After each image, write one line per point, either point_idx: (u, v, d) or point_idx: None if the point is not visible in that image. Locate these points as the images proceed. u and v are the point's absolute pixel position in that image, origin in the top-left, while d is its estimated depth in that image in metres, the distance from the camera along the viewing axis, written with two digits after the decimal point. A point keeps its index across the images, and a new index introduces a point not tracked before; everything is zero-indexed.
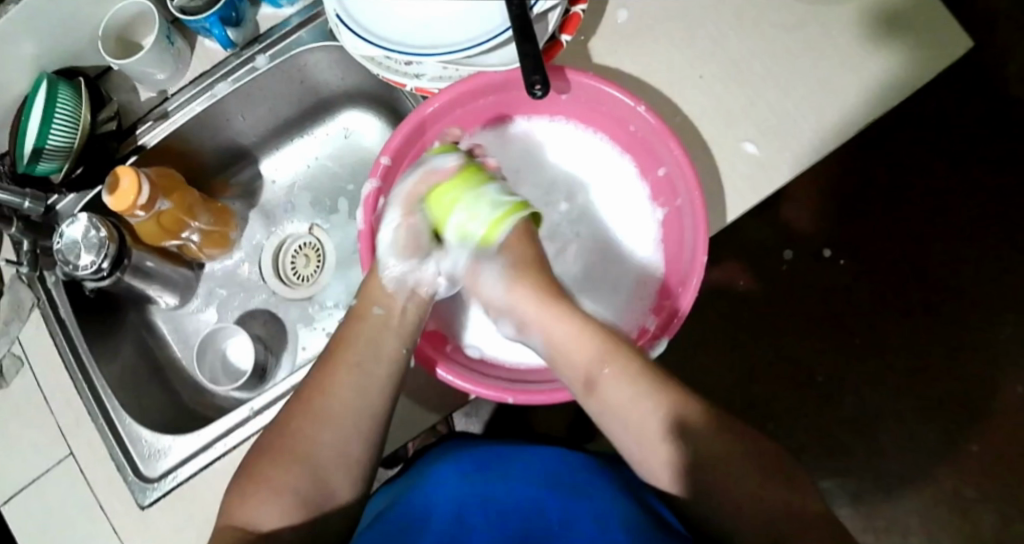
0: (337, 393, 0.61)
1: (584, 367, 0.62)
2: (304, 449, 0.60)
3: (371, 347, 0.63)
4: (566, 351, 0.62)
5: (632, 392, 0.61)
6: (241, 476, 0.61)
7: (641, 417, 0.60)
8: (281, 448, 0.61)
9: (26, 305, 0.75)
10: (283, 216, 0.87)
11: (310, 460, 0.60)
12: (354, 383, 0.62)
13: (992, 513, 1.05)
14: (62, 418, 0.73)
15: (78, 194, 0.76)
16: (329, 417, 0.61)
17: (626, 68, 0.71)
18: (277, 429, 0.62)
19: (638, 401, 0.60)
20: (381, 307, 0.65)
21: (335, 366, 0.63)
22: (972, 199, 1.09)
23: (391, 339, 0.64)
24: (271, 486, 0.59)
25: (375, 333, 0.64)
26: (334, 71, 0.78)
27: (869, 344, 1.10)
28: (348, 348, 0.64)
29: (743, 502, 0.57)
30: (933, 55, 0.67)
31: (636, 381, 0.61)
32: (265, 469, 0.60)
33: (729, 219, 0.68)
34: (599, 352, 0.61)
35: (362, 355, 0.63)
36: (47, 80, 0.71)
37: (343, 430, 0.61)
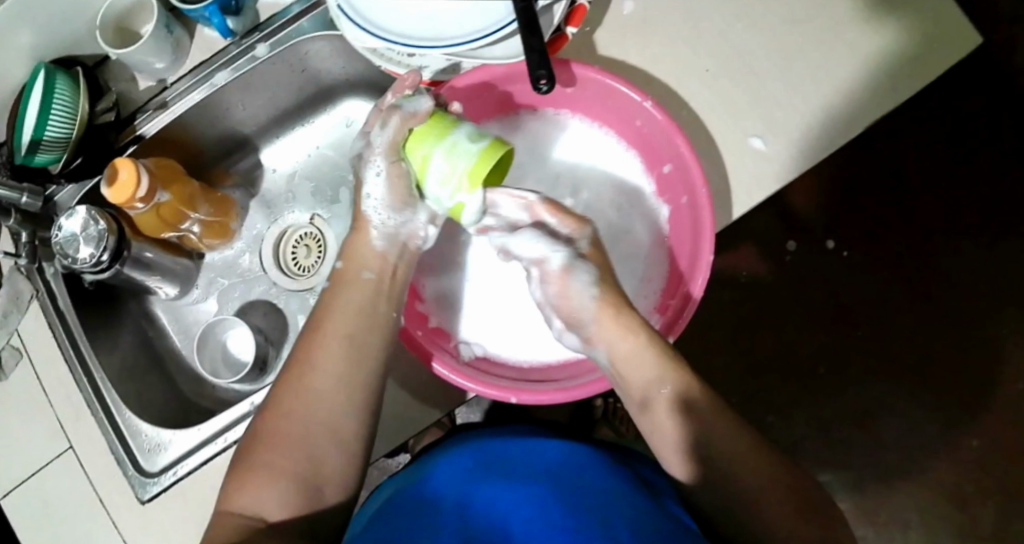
0: (329, 368, 0.60)
1: (643, 389, 0.62)
2: (306, 427, 0.59)
3: (361, 319, 0.63)
4: (630, 372, 0.62)
5: (690, 410, 0.61)
6: (237, 465, 0.59)
7: (683, 434, 0.60)
8: (274, 430, 0.59)
9: (26, 296, 0.75)
10: (283, 206, 0.86)
11: (313, 438, 0.59)
12: (343, 358, 0.61)
13: (991, 505, 1.06)
14: (62, 411, 0.73)
15: (77, 185, 0.75)
16: (326, 393, 0.60)
17: (631, 60, 0.70)
18: (270, 410, 0.60)
19: (691, 420, 0.60)
20: (372, 271, 0.65)
21: (321, 343, 0.62)
22: (979, 190, 1.09)
23: (376, 312, 0.63)
24: (275, 472, 0.57)
25: (361, 302, 0.63)
26: (336, 59, 0.77)
27: (872, 336, 1.09)
28: (334, 321, 0.63)
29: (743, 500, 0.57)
30: (944, 48, 0.65)
31: (692, 402, 0.61)
32: (263, 455, 0.58)
33: (735, 216, 0.67)
34: (671, 385, 0.61)
35: (354, 326, 0.62)
36: (45, 69, 0.70)
37: (337, 408, 0.60)
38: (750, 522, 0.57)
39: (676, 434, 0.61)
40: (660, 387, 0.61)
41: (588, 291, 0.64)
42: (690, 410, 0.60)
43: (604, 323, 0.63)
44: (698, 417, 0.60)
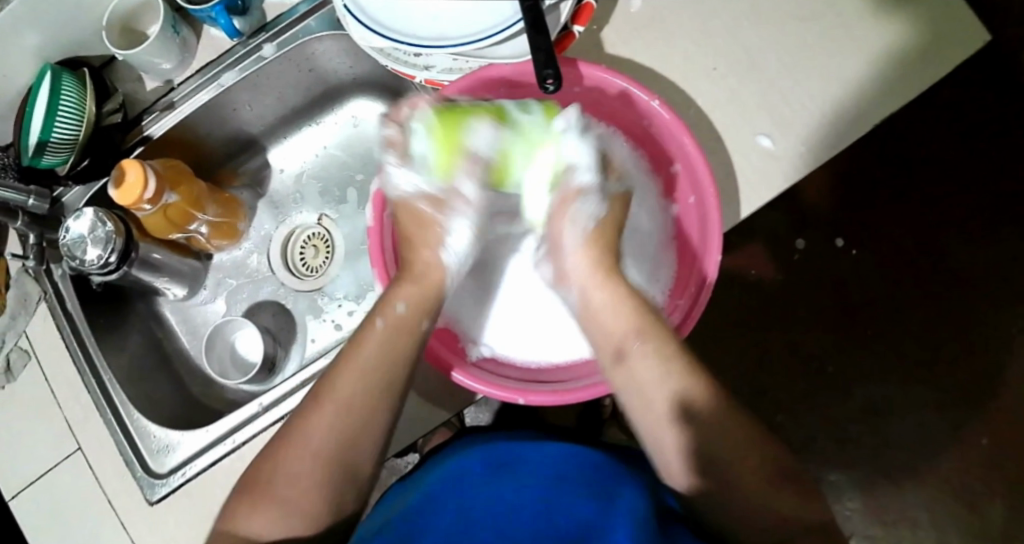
0: (349, 411, 0.59)
1: (616, 340, 0.61)
2: (321, 465, 0.58)
3: (388, 365, 0.60)
4: (607, 320, 0.62)
5: (671, 370, 0.59)
6: (245, 485, 0.59)
7: (660, 396, 0.59)
8: (284, 463, 0.59)
9: (33, 298, 0.75)
10: (291, 207, 0.86)
11: (321, 477, 0.58)
12: (362, 398, 0.59)
13: (1002, 504, 1.05)
14: (70, 412, 0.73)
15: (85, 186, 0.76)
16: (344, 436, 0.59)
17: (639, 58, 0.70)
18: (282, 437, 0.60)
19: (670, 379, 0.59)
20: (404, 305, 0.62)
21: (343, 380, 0.60)
22: (990, 187, 1.08)
23: (404, 359, 0.61)
24: (281, 499, 0.58)
25: (388, 345, 0.61)
26: (343, 59, 0.77)
27: (882, 334, 1.09)
28: (356, 356, 0.61)
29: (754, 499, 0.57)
30: (954, 44, 0.65)
31: (673, 360, 0.60)
32: (272, 484, 0.58)
33: (743, 215, 0.67)
34: (641, 339, 0.60)
35: (376, 365, 0.60)
36: (51, 71, 0.70)
37: (352, 446, 0.59)
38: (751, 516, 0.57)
39: (654, 398, 0.60)
40: (637, 340, 0.61)
41: (588, 218, 0.65)
42: (670, 372, 0.59)
43: (589, 272, 0.64)
44: (677, 380, 0.59)
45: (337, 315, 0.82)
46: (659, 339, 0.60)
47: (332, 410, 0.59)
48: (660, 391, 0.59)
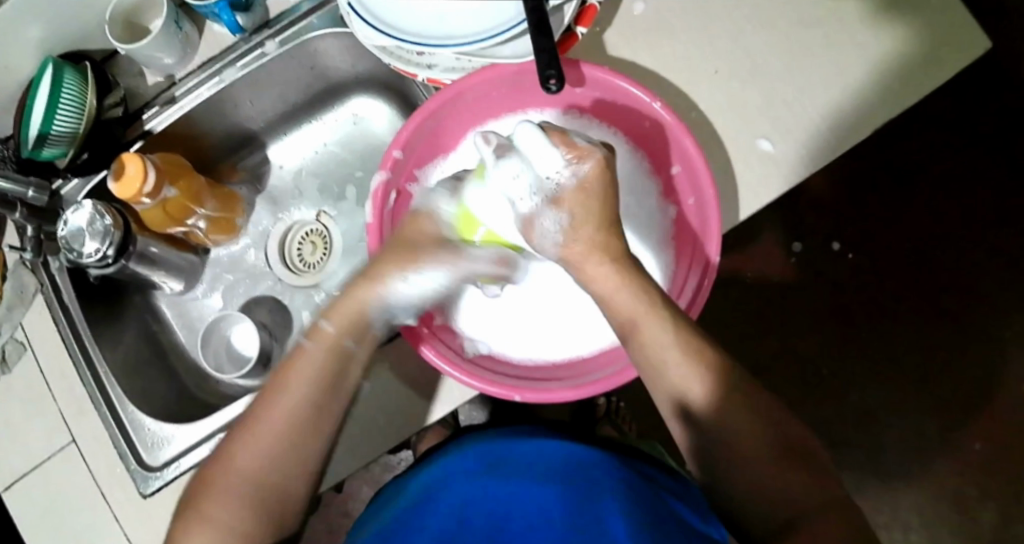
0: (279, 431, 0.58)
1: (627, 315, 0.60)
2: (249, 487, 0.58)
3: (316, 387, 0.60)
4: (609, 303, 0.61)
5: (668, 354, 0.58)
6: (186, 501, 0.58)
7: (676, 380, 0.59)
8: (223, 482, 0.58)
9: (30, 290, 0.75)
10: (289, 203, 0.86)
11: (256, 502, 0.57)
12: (303, 423, 0.59)
13: (993, 509, 1.06)
14: (65, 406, 0.73)
15: (83, 179, 0.75)
16: (274, 458, 0.58)
17: (640, 61, 0.70)
18: (222, 454, 0.59)
19: (667, 364, 0.58)
20: (353, 339, 0.61)
21: (281, 403, 0.59)
22: (986, 194, 1.08)
23: (337, 380, 0.61)
24: (213, 521, 0.57)
25: (325, 366, 0.60)
26: (345, 57, 0.77)
27: (876, 339, 1.09)
28: (296, 381, 0.60)
29: (756, 488, 0.56)
30: (954, 51, 0.65)
31: (669, 345, 0.58)
32: (208, 504, 0.57)
33: (742, 218, 0.67)
34: (654, 316, 0.59)
35: (318, 393, 0.60)
36: (53, 63, 0.69)
37: (288, 467, 0.59)
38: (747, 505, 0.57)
39: (655, 383, 0.59)
40: (635, 326, 0.59)
41: (556, 236, 0.60)
42: (667, 357, 0.58)
43: (582, 260, 0.60)
44: (673, 365, 0.58)
45: None
46: (657, 322, 0.59)
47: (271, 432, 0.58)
48: (658, 377, 0.59)
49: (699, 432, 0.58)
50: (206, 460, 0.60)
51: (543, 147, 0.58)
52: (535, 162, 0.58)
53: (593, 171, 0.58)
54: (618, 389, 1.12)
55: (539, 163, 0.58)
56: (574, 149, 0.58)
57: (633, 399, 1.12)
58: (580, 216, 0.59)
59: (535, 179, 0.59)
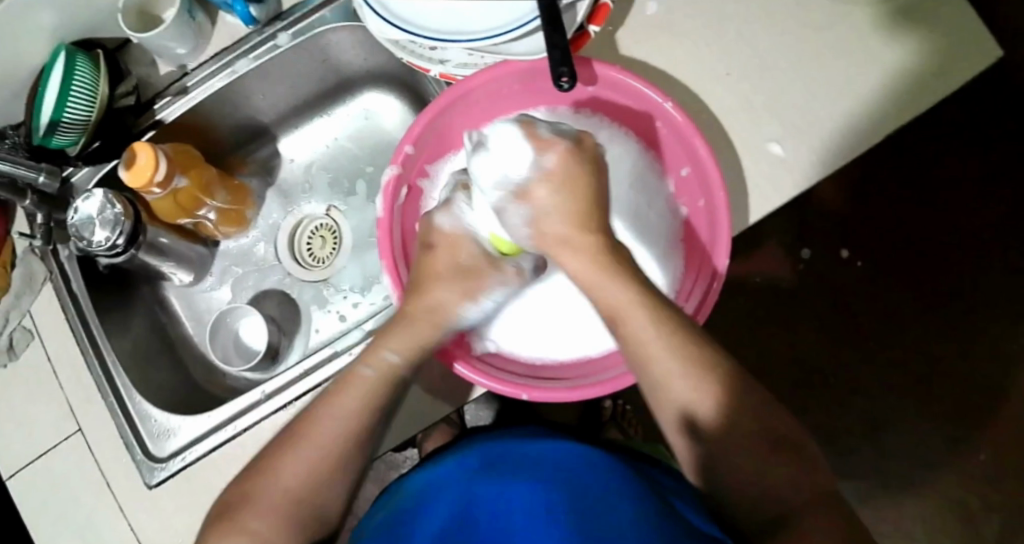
0: (325, 450, 0.59)
1: (612, 305, 0.60)
2: (288, 501, 0.58)
3: (365, 408, 0.60)
4: (590, 290, 0.61)
5: (654, 349, 0.58)
6: (220, 510, 0.59)
7: (671, 381, 0.58)
8: (259, 492, 0.58)
9: (39, 278, 0.75)
10: (299, 197, 0.86)
11: (287, 515, 0.58)
12: (338, 439, 0.59)
13: (997, 520, 1.05)
14: (71, 393, 0.73)
15: (94, 167, 0.75)
16: (317, 475, 0.59)
17: (653, 61, 0.70)
18: (259, 468, 0.60)
19: (653, 359, 0.58)
20: (392, 356, 0.62)
21: (322, 418, 0.60)
22: (997, 203, 1.08)
23: (377, 403, 0.61)
24: (252, 534, 0.57)
25: (375, 388, 0.61)
26: (357, 51, 0.77)
27: (883, 346, 1.09)
28: (338, 399, 0.61)
29: (751, 488, 0.57)
30: (968, 57, 0.65)
31: (654, 340, 0.58)
32: (245, 513, 0.58)
33: (752, 221, 0.67)
34: (645, 311, 0.59)
35: (358, 412, 0.60)
36: (65, 50, 0.70)
37: (322, 482, 0.59)
38: (741, 506, 0.57)
39: (642, 378, 0.60)
40: (619, 317, 0.60)
41: (523, 227, 0.61)
42: (652, 351, 0.58)
43: (555, 245, 0.61)
44: (659, 361, 0.58)
45: (342, 306, 0.82)
46: (640, 317, 0.59)
47: (308, 444, 0.59)
48: (644, 372, 0.59)
49: (694, 432, 0.59)
50: (244, 475, 0.61)
51: (515, 144, 0.60)
52: (504, 164, 0.60)
53: (556, 160, 0.60)
54: (623, 392, 1.12)
55: (510, 166, 0.60)
56: (536, 139, 0.60)
57: (638, 401, 1.12)
58: (547, 206, 0.60)
59: (501, 176, 0.60)
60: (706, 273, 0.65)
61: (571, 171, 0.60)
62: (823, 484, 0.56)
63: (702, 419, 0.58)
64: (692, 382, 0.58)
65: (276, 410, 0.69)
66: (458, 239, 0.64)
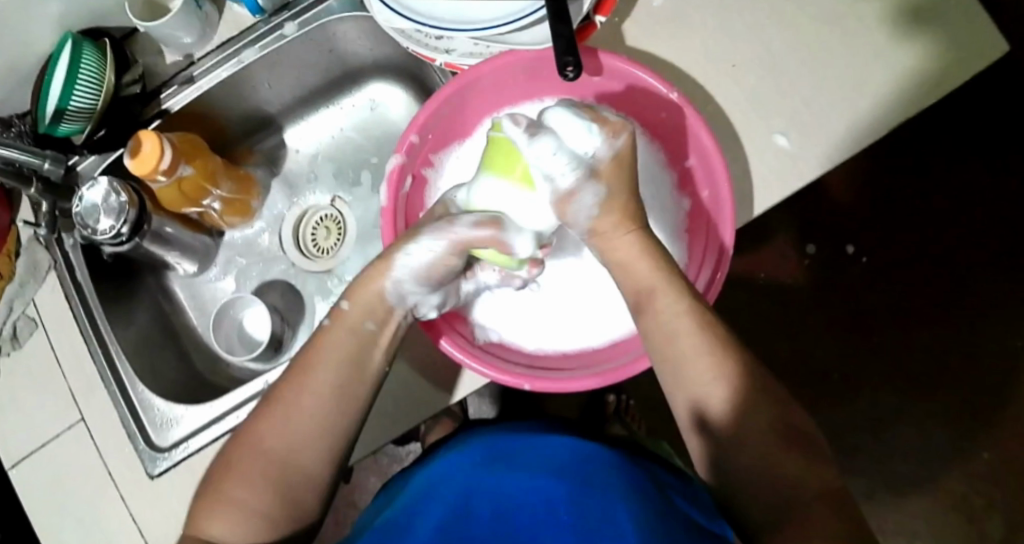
0: (309, 415, 0.59)
1: (641, 286, 0.62)
2: (272, 465, 0.57)
3: (342, 368, 0.60)
4: (629, 274, 0.62)
5: (682, 328, 0.59)
6: (207, 487, 0.59)
7: (694, 370, 0.59)
8: (244, 463, 0.58)
9: (43, 267, 0.75)
10: (304, 187, 0.86)
11: (274, 481, 0.57)
12: (324, 404, 0.59)
13: (1002, 519, 1.05)
14: (74, 382, 0.73)
15: (99, 155, 0.75)
16: (301, 440, 0.58)
17: (659, 52, 0.70)
18: (241, 440, 0.59)
19: (680, 337, 0.59)
20: (374, 321, 0.62)
21: (307, 386, 0.59)
22: (1004, 200, 1.07)
23: (356, 364, 0.61)
24: (235, 502, 0.57)
25: (352, 348, 0.61)
26: (363, 41, 0.77)
27: (888, 343, 1.09)
28: (318, 366, 0.60)
29: (761, 478, 0.56)
30: (976, 48, 0.64)
31: (683, 320, 0.59)
32: (231, 486, 0.57)
33: (757, 212, 0.67)
34: (677, 298, 0.60)
35: (342, 377, 0.60)
36: (72, 40, 0.70)
37: (310, 447, 0.59)
38: (747, 496, 0.56)
39: (664, 359, 0.60)
40: (648, 299, 0.61)
41: (590, 210, 0.61)
42: (682, 330, 0.59)
43: (610, 230, 0.62)
44: (685, 341, 0.59)
45: None
46: (671, 296, 0.60)
47: (293, 413, 0.59)
48: (667, 352, 0.59)
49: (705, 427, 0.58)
50: (228, 445, 0.60)
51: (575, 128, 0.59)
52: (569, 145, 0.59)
53: (624, 144, 0.61)
54: (627, 386, 1.12)
55: (573, 146, 0.59)
56: (605, 124, 0.60)
57: (642, 396, 1.12)
58: (610, 189, 0.61)
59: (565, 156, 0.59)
60: (711, 262, 0.66)
61: (626, 157, 0.61)
62: (831, 485, 0.56)
63: (714, 413, 0.58)
64: (714, 372, 0.58)
65: None
66: (482, 212, 0.65)
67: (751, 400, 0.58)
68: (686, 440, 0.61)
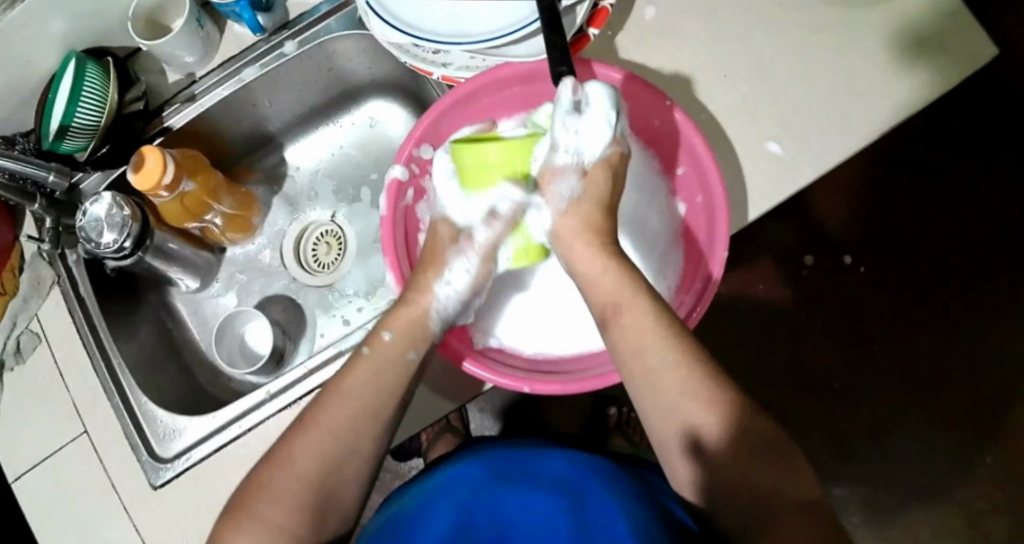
0: (342, 443, 0.59)
1: (607, 297, 0.61)
2: (305, 490, 0.58)
3: (381, 398, 0.61)
4: (591, 286, 0.63)
5: (648, 343, 0.59)
6: (234, 502, 0.59)
7: (665, 382, 0.58)
8: (275, 484, 0.58)
9: (47, 282, 0.76)
10: (305, 204, 0.87)
11: (304, 504, 0.58)
12: (365, 435, 0.60)
13: (1007, 527, 1.04)
14: (78, 396, 0.74)
15: (103, 173, 0.77)
16: (332, 465, 0.59)
17: (652, 63, 0.71)
18: (275, 458, 0.59)
19: (649, 352, 0.59)
20: (417, 352, 0.62)
21: (346, 411, 0.60)
22: (997, 208, 1.08)
23: (397, 392, 0.61)
24: (262, 523, 0.57)
25: (387, 375, 0.61)
26: (362, 59, 0.79)
27: (887, 352, 1.09)
28: (358, 392, 0.60)
29: (748, 495, 0.56)
30: (962, 56, 0.66)
31: (651, 337, 0.59)
32: (262, 504, 0.58)
33: (751, 219, 0.68)
34: (646, 310, 0.60)
35: (380, 404, 0.60)
36: (76, 58, 0.71)
37: (347, 476, 0.60)
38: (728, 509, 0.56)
39: (634, 377, 0.60)
40: (614, 309, 0.61)
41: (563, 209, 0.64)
42: (647, 344, 0.59)
43: (572, 237, 0.63)
44: (653, 353, 0.58)
45: (347, 312, 0.83)
46: (637, 308, 0.60)
47: (332, 439, 0.59)
48: (638, 367, 0.59)
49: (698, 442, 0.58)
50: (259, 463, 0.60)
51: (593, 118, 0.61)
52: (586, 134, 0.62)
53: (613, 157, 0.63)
54: None
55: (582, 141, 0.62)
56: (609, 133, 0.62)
57: None
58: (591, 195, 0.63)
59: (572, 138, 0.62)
60: (707, 263, 0.66)
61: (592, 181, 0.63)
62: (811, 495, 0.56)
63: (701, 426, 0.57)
64: (694, 382, 0.58)
65: (283, 409, 0.69)
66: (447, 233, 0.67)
67: (742, 408, 0.57)
68: (673, 462, 0.60)
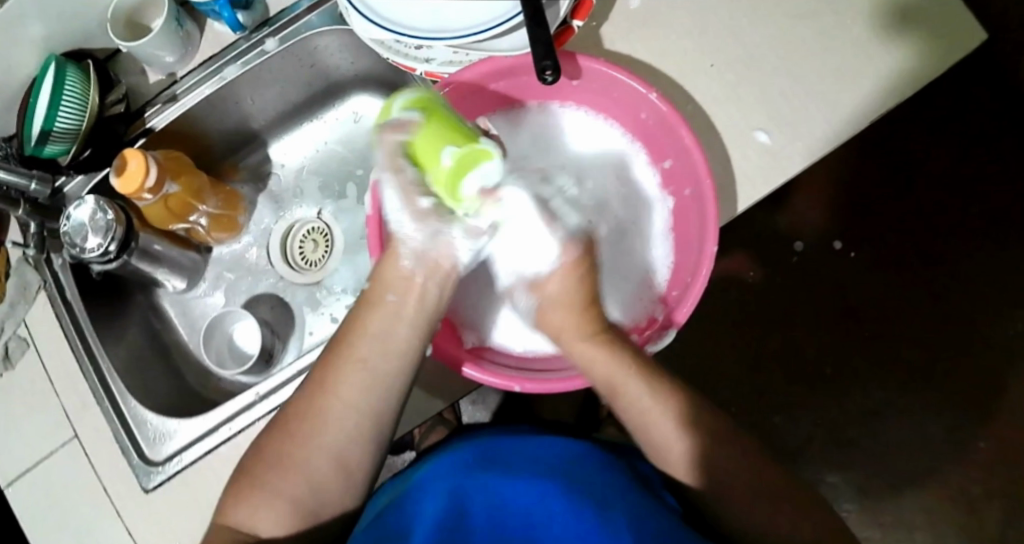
0: (341, 403, 0.59)
1: (605, 373, 0.61)
2: (303, 457, 0.59)
3: (375, 355, 0.60)
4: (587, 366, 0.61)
5: (651, 403, 0.61)
6: (241, 473, 0.60)
7: (668, 430, 0.61)
8: (278, 452, 0.59)
9: (33, 287, 0.75)
10: (290, 202, 0.87)
11: (305, 471, 0.58)
12: (359, 389, 0.59)
13: (1000, 507, 1.05)
14: (68, 401, 0.73)
15: (86, 175, 0.76)
16: (329, 427, 0.59)
17: (636, 53, 0.70)
18: (279, 425, 0.60)
19: (650, 410, 0.61)
20: (396, 294, 0.61)
21: (341, 372, 0.59)
22: (988, 190, 1.08)
23: (389, 350, 0.60)
24: (266, 489, 0.58)
25: (378, 329, 0.60)
26: (344, 54, 0.78)
27: (879, 336, 1.09)
28: (352, 346, 0.60)
29: (757, 507, 0.59)
30: (948, 39, 0.65)
31: (648, 400, 0.61)
32: (265, 472, 0.59)
33: (739, 209, 0.68)
34: (638, 368, 0.61)
35: (372, 355, 0.60)
36: (56, 61, 0.70)
37: (345, 437, 0.59)
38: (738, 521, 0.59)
39: (637, 431, 0.63)
40: (613, 384, 0.61)
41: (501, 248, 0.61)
42: (649, 405, 0.61)
43: (554, 317, 0.62)
44: (655, 413, 0.61)
45: (335, 309, 0.82)
46: (633, 376, 0.61)
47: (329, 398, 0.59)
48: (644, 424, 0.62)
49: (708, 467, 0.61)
50: (265, 432, 0.61)
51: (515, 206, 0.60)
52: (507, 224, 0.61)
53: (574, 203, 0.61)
54: None
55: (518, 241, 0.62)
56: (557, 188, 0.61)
57: None
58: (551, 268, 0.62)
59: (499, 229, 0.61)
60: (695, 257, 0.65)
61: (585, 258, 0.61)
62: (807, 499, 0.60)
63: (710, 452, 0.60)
64: (690, 442, 0.61)
65: (272, 410, 0.69)
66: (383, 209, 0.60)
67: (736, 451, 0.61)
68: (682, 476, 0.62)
